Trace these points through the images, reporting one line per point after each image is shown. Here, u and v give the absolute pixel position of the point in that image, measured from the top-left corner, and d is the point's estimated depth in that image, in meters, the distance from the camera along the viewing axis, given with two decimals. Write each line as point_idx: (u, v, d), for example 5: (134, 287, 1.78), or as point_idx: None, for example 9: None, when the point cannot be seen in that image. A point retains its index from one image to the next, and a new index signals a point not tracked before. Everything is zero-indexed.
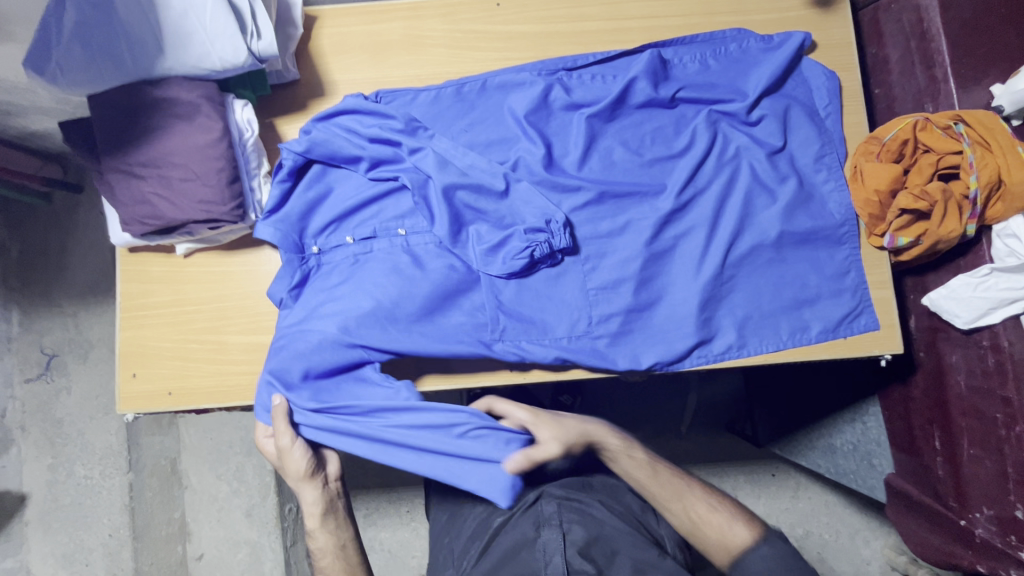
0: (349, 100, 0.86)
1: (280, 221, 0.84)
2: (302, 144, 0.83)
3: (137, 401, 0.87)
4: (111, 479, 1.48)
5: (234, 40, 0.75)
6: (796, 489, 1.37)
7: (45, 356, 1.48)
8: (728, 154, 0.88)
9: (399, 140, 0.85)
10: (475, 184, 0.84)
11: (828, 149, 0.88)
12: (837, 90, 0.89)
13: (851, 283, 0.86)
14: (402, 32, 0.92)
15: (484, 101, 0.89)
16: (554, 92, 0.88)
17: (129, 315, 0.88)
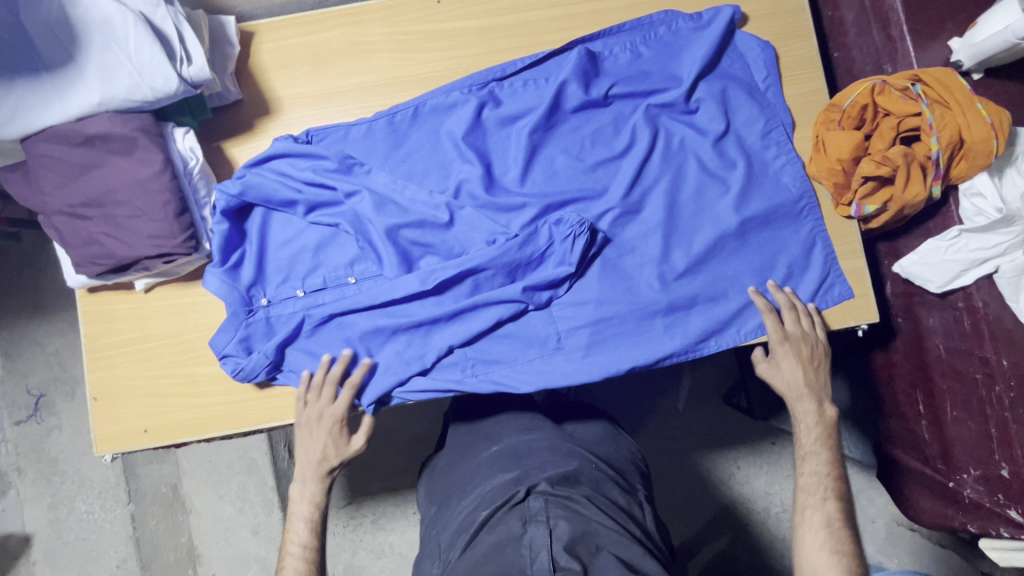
0: (278, 144, 0.83)
1: (225, 277, 0.82)
2: (236, 187, 0.81)
3: (113, 442, 0.86)
4: (113, 511, 1.49)
5: (162, 68, 0.72)
6: None
7: (32, 397, 1.47)
8: (670, 152, 0.86)
9: (335, 181, 0.83)
10: (418, 220, 0.82)
11: (773, 123, 0.86)
12: (774, 60, 0.87)
13: (820, 256, 0.84)
14: (342, 39, 0.89)
15: (418, 129, 0.86)
16: (486, 109, 0.86)
17: (95, 356, 0.87)
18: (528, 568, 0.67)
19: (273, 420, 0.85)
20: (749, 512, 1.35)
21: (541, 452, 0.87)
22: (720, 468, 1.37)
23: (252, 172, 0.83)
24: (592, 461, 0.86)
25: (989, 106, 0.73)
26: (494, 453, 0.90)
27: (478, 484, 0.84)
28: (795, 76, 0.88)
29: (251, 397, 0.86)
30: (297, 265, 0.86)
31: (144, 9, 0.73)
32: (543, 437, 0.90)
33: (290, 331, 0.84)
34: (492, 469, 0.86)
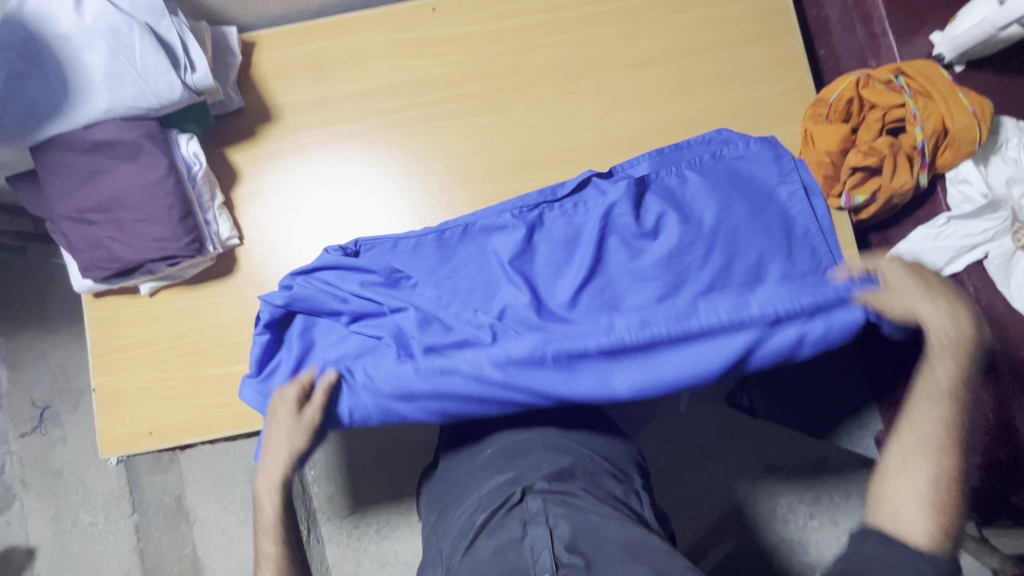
0: (326, 256, 0.76)
1: (260, 387, 0.73)
2: (282, 298, 0.73)
3: (119, 444, 0.87)
4: (117, 522, 1.49)
5: (167, 75, 0.75)
6: (802, 454, 1.37)
7: (38, 409, 1.48)
8: (737, 257, 0.71)
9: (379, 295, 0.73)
10: (459, 342, 0.68)
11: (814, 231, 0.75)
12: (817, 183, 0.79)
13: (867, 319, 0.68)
14: (341, 47, 0.92)
15: (470, 254, 0.75)
16: (538, 235, 0.76)
17: (101, 360, 0.88)
18: (530, 568, 0.66)
19: None
20: (755, 512, 1.35)
21: (534, 450, 0.87)
22: (725, 471, 1.37)
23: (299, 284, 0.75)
24: (586, 455, 0.87)
25: (970, 95, 0.76)
26: (488, 455, 0.91)
27: (476, 486, 0.85)
28: (782, 73, 0.90)
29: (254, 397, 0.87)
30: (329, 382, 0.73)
31: (149, 19, 0.76)
32: (537, 436, 0.91)
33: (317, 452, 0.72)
34: (486, 471, 0.87)
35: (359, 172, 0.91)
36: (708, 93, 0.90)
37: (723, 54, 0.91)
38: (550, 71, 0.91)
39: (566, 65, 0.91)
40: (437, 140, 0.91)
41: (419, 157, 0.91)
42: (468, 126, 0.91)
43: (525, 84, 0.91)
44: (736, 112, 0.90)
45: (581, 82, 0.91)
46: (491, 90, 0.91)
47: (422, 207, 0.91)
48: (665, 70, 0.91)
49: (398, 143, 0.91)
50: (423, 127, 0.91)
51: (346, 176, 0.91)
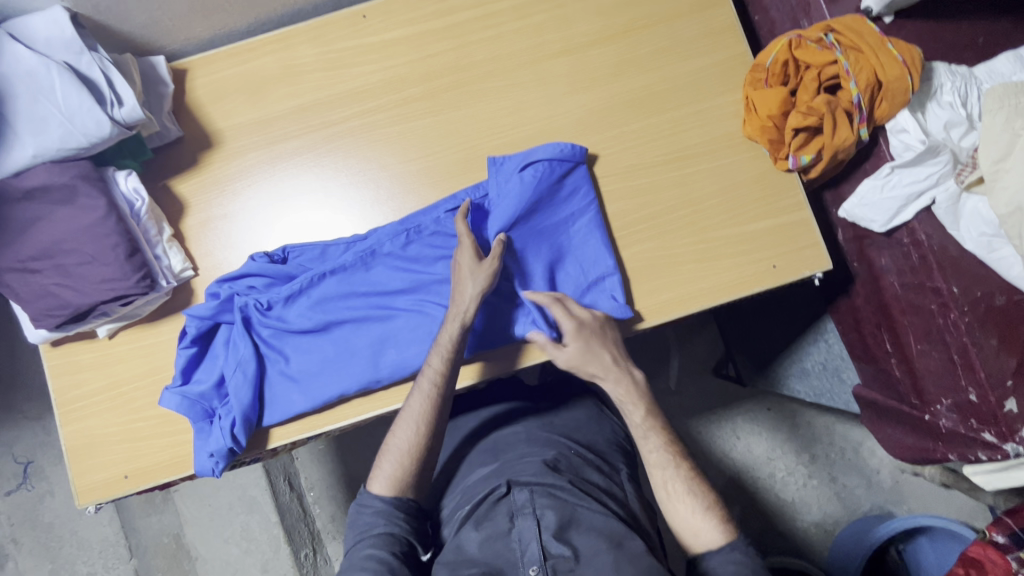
0: (251, 264, 0.85)
1: (186, 391, 0.82)
2: (207, 311, 0.83)
3: (95, 493, 0.85)
4: (116, 569, 1.47)
5: (92, 112, 0.73)
6: (794, 417, 1.39)
7: (21, 465, 1.46)
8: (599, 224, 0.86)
9: (299, 289, 0.84)
10: (353, 318, 0.84)
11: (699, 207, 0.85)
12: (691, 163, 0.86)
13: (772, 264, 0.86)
14: (275, 64, 0.91)
15: (387, 258, 0.85)
16: (439, 225, 0.85)
17: (67, 409, 0.86)
18: (519, 562, 0.70)
19: (251, 448, 0.85)
20: (754, 480, 1.36)
21: (519, 442, 0.88)
22: (721, 442, 1.38)
23: (228, 290, 0.84)
24: (569, 445, 0.88)
25: (899, 45, 0.77)
26: (475, 449, 0.91)
27: (461, 478, 0.87)
28: (719, 42, 0.90)
29: None
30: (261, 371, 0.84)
31: (68, 57, 0.74)
32: (523, 428, 0.91)
33: (249, 427, 0.82)
34: (471, 464, 0.89)
35: (307, 188, 0.90)
36: (648, 70, 0.90)
37: (659, 29, 0.91)
38: (489, 65, 0.91)
39: (504, 58, 0.91)
40: (382, 148, 0.90)
41: (366, 167, 0.90)
42: (412, 130, 0.90)
43: (465, 80, 0.91)
44: (677, 86, 0.90)
45: (521, 73, 0.90)
46: (431, 91, 0.90)
47: (375, 217, 0.90)
48: (603, 51, 0.91)
49: (343, 155, 0.90)
50: (367, 136, 0.90)
51: (297, 193, 0.90)
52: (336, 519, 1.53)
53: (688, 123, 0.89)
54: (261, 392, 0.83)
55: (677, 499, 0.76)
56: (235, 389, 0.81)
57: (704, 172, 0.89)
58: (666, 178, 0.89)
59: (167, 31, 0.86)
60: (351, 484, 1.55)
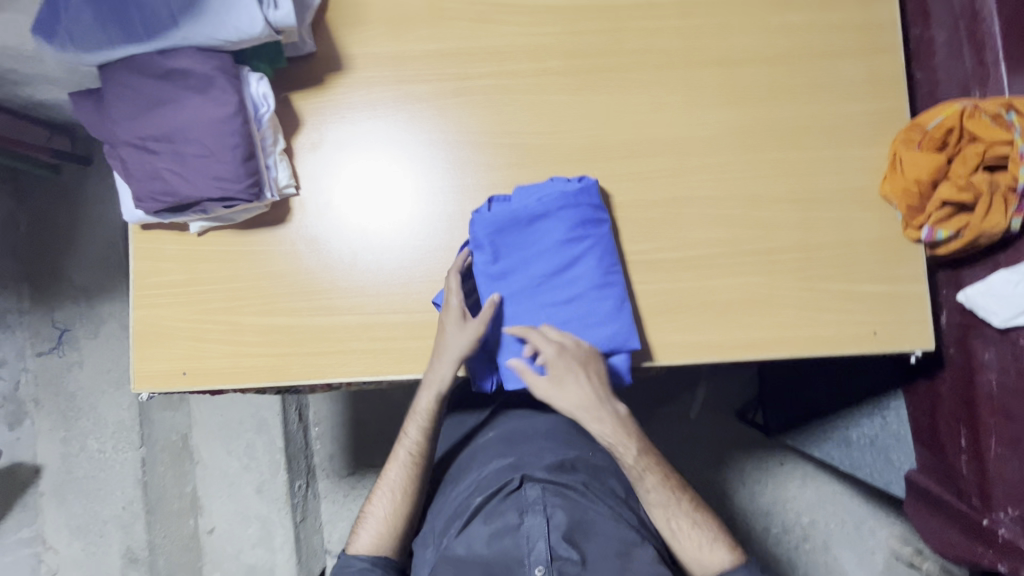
0: (555, 184, 0.83)
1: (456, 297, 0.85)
2: (488, 228, 0.81)
3: (151, 380, 0.86)
4: (124, 453, 1.49)
5: (249, 9, 0.72)
6: (803, 477, 1.36)
7: (57, 330, 1.48)
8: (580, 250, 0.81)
9: (555, 226, 0.81)
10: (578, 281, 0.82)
11: (791, 273, 0.85)
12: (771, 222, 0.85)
13: (873, 330, 0.84)
14: (422, 3, 0.88)
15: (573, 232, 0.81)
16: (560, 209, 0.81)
17: (141, 293, 0.86)
18: (525, 559, 0.72)
19: (312, 376, 0.85)
20: (751, 529, 1.34)
21: (535, 438, 0.90)
22: (724, 483, 1.36)
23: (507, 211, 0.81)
24: (587, 446, 0.90)
25: None
26: (490, 437, 0.94)
27: (477, 467, 0.88)
28: (877, 91, 0.86)
29: (292, 351, 0.86)
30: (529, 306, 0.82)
31: None
32: (541, 423, 0.94)
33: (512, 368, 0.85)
34: (487, 454, 0.90)
35: (422, 135, 0.88)
36: (799, 102, 0.86)
37: (820, 64, 0.87)
38: (637, 57, 0.87)
39: (654, 53, 0.87)
40: (509, 113, 0.87)
41: (488, 128, 0.87)
42: (545, 104, 0.87)
43: (610, 66, 0.87)
44: (823, 127, 0.86)
45: (668, 73, 0.87)
46: (573, 69, 0.88)
47: (486, 180, 0.87)
48: (756, 71, 0.87)
49: (468, 110, 0.88)
50: (498, 97, 0.88)
51: (415, 136, 0.88)
52: (333, 459, 1.55)
53: (825, 166, 0.86)
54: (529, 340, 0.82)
55: (682, 522, 0.81)
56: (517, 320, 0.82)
57: (827, 220, 0.85)
58: (787, 216, 0.85)
59: None
60: (356, 429, 1.57)
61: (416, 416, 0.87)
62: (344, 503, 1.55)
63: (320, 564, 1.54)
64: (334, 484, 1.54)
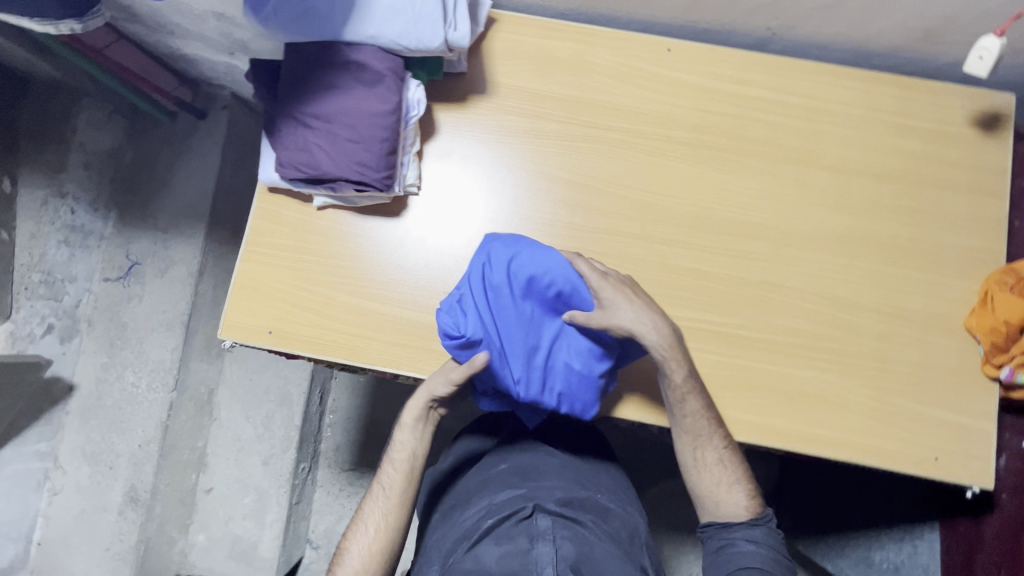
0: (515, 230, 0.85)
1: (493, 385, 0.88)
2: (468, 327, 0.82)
3: (237, 331, 0.90)
4: (155, 393, 1.51)
5: (434, 25, 0.79)
6: None
7: (128, 261, 1.53)
8: (535, 285, 0.83)
9: (489, 289, 0.83)
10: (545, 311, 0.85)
11: (865, 380, 0.87)
12: (855, 326, 0.88)
13: (936, 454, 0.85)
14: (572, 53, 0.95)
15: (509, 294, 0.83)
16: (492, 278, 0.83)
17: (251, 249, 0.91)
18: None
19: (387, 365, 0.89)
20: None
21: (549, 475, 0.92)
22: None
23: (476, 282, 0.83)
24: (598, 490, 0.92)
25: None
26: (503, 469, 0.94)
27: (488, 493, 0.91)
28: (978, 229, 0.90)
29: (374, 337, 0.89)
30: (543, 357, 0.85)
31: None
32: (554, 460, 0.95)
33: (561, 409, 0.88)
34: (502, 482, 0.92)
35: (542, 168, 0.93)
36: (901, 222, 0.91)
37: (928, 191, 0.91)
38: (757, 147, 0.93)
39: (774, 147, 0.93)
40: (628, 168, 0.93)
41: (606, 176, 0.93)
42: (662, 168, 0.93)
43: (730, 148, 0.93)
44: (920, 250, 0.90)
45: (783, 167, 0.92)
46: (696, 142, 0.93)
47: (592, 223, 0.92)
48: (865, 185, 0.92)
49: (590, 157, 0.93)
50: (620, 151, 0.93)
51: (537, 167, 0.93)
52: (340, 452, 1.63)
53: (916, 287, 0.89)
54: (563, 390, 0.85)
55: (713, 468, 0.86)
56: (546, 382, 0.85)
57: (909, 338, 0.88)
58: (871, 325, 0.88)
59: None
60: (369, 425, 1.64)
61: (394, 455, 0.92)
62: (337, 496, 1.61)
63: (299, 551, 1.57)
64: (334, 475, 1.61)
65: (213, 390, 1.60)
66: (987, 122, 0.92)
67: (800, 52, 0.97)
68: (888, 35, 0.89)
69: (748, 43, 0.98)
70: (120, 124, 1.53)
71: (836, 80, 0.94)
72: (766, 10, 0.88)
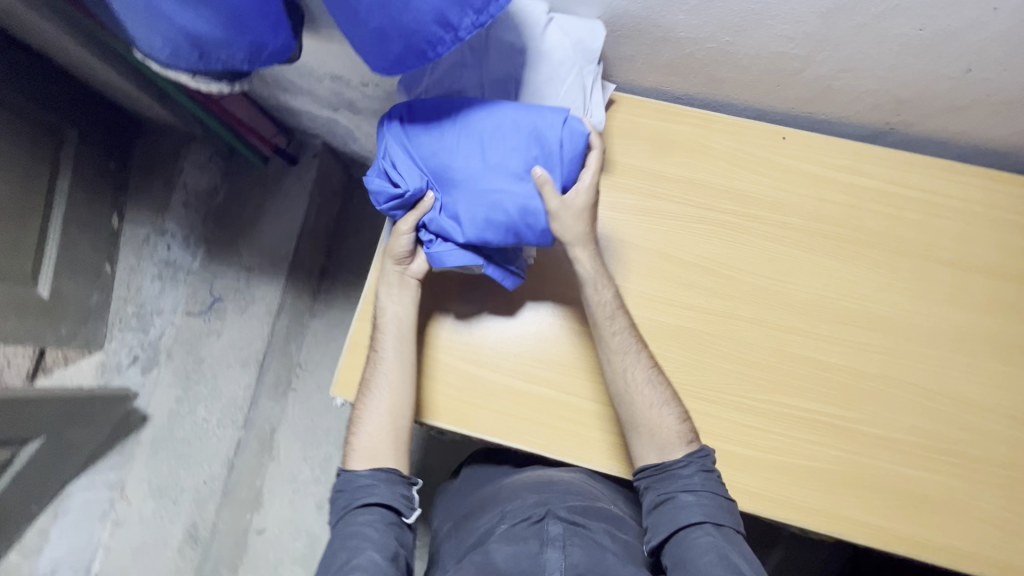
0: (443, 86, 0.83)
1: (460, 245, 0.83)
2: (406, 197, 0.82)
3: (350, 389, 0.91)
4: (224, 430, 1.50)
5: (573, 112, 0.86)
6: None
7: (212, 297, 1.55)
8: (440, 112, 0.81)
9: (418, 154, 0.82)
10: (459, 134, 0.80)
11: (994, 490, 0.83)
12: (980, 429, 0.85)
13: None
14: (688, 136, 0.98)
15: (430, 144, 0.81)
16: (407, 137, 0.82)
17: (368, 309, 0.94)
18: None
19: (495, 436, 0.88)
20: None
21: (570, 487, 0.88)
22: None
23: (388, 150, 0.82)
24: (611, 505, 0.88)
25: None
26: (520, 482, 0.92)
27: (503, 501, 0.87)
28: None
29: (483, 406, 0.89)
30: (479, 185, 0.80)
31: (582, 62, 0.85)
32: (573, 476, 0.92)
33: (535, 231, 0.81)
34: (515, 491, 0.89)
35: (657, 245, 0.94)
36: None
37: None
38: (874, 238, 0.93)
39: (890, 238, 0.93)
40: (743, 252, 0.94)
41: (720, 258, 0.94)
42: (778, 253, 0.93)
43: (846, 238, 0.93)
44: None
45: (901, 260, 0.92)
46: (812, 229, 0.94)
47: (705, 303, 0.92)
48: (988, 283, 0.91)
49: (704, 237, 0.94)
50: (736, 235, 0.94)
51: (657, 245, 0.94)
52: None
53: None
54: (516, 207, 0.79)
55: (643, 389, 0.83)
56: (497, 205, 0.79)
57: None
58: (998, 429, 0.85)
59: (630, 69, 0.95)
60: None
61: (379, 324, 0.87)
62: None
63: None
64: None
65: (275, 428, 1.66)
66: None
67: (914, 146, 0.98)
68: (1012, 136, 0.90)
69: (862, 134, 0.99)
70: (218, 165, 1.59)
71: (955, 176, 0.94)
72: (890, 107, 0.90)
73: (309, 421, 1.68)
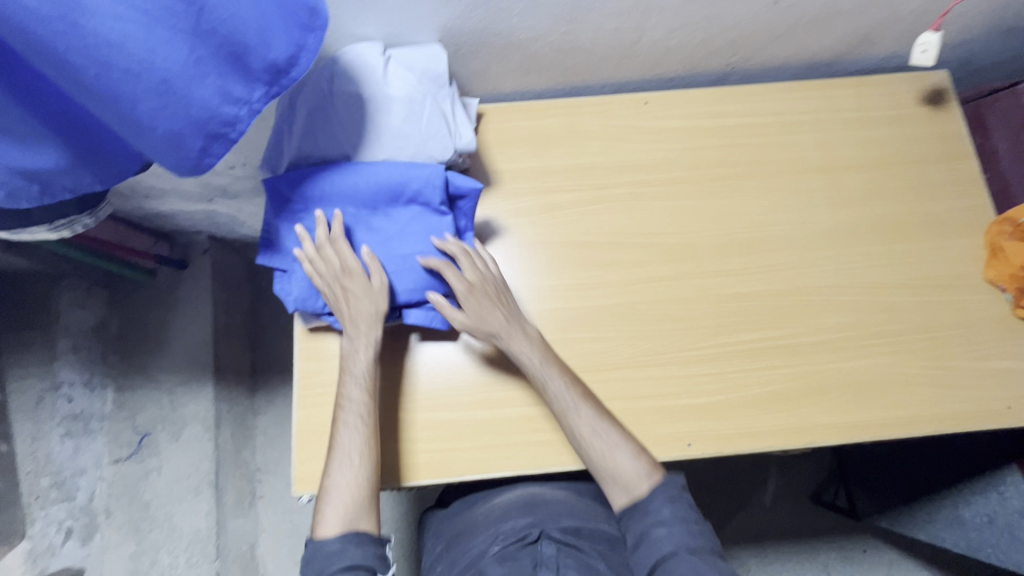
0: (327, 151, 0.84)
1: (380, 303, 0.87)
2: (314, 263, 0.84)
3: (312, 482, 0.85)
4: (197, 568, 1.37)
5: (443, 140, 0.85)
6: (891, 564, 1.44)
7: (137, 435, 1.41)
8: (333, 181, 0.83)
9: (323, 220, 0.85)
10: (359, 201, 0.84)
11: (923, 354, 0.91)
12: (894, 306, 0.94)
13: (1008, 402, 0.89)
14: (560, 126, 1.01)
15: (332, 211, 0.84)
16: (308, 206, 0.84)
17: (305, 394, 0.88)
18: None
19: (476, 471, 0.86)
20: None
21: (561, 506, 0.89)
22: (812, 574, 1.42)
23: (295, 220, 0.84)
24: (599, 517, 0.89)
25: None
26: (511, 500, 0.91)
27: (494, 522, 0.87)
28: (962, 189, 1.00)
29: (454, 447, 0.87)
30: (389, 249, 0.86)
31: (432, 88, 0.84)
32: (563, 493, 0.94)
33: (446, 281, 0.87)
34: (505, 513, 0.88)
35: (567, 236, 0.96)
36: (896, 203, 0.99)
37: (909, 169, 1.01)
38: (751, 168, 1.00)
39: (764, 164, 1.00)
40: (645, 218, 0.97)
41: (627, 230, 0.97)
42: (675, 208, 0.98)
43: (728, 176, 1.00)
44: (920, 221, 0.98)
45: (779, 181, 1.00)
46: (697, 177, 1.00)
47: (627, 276, 0.95)
48: (856, 177, 1.00)
49: (608, 215, 0.97)
50: (634, 204, 0.98)
51: (566, 236, 0.96)
52: None
53: (931, 255, 0.97)
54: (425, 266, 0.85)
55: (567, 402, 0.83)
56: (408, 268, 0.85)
57: (943, 302, 0.94)
58: (908, 300, 0.94)
59: (486, 79, 0.97)
60: None
61: (349, 368, 0.83)
62: None
63: None
64: None
65: (255, 545, 1.53)
66: (933, 98, 1.04)
67: (757, 77, 1.07)
68: (830, 47, 1.00)
69: (710, 80, 1.06)
70: (101, 296, 1.44)
71: (798, 94, 1.03)
72: (724, 50, 0.97)
73: (289, 524, 1.57)
